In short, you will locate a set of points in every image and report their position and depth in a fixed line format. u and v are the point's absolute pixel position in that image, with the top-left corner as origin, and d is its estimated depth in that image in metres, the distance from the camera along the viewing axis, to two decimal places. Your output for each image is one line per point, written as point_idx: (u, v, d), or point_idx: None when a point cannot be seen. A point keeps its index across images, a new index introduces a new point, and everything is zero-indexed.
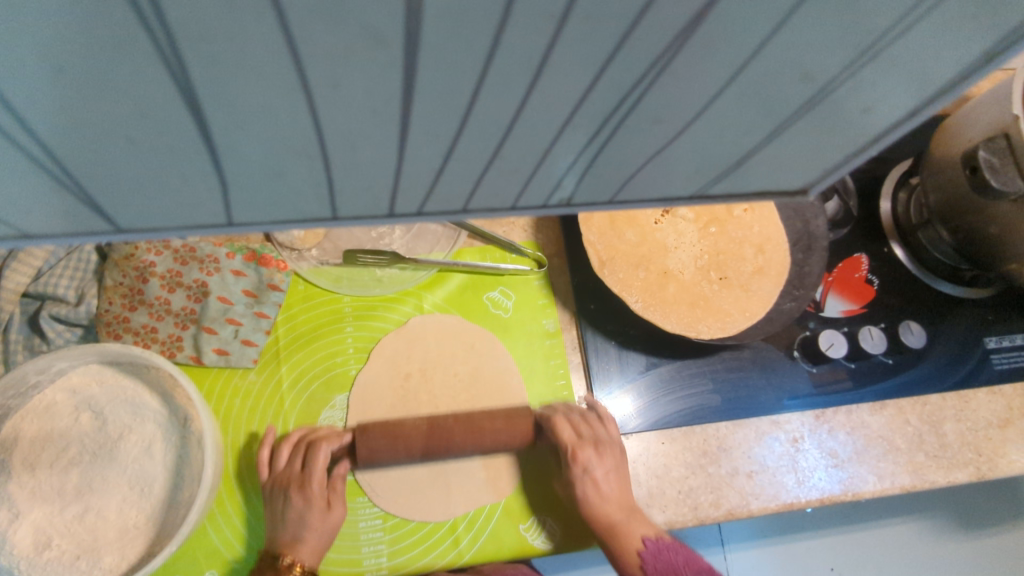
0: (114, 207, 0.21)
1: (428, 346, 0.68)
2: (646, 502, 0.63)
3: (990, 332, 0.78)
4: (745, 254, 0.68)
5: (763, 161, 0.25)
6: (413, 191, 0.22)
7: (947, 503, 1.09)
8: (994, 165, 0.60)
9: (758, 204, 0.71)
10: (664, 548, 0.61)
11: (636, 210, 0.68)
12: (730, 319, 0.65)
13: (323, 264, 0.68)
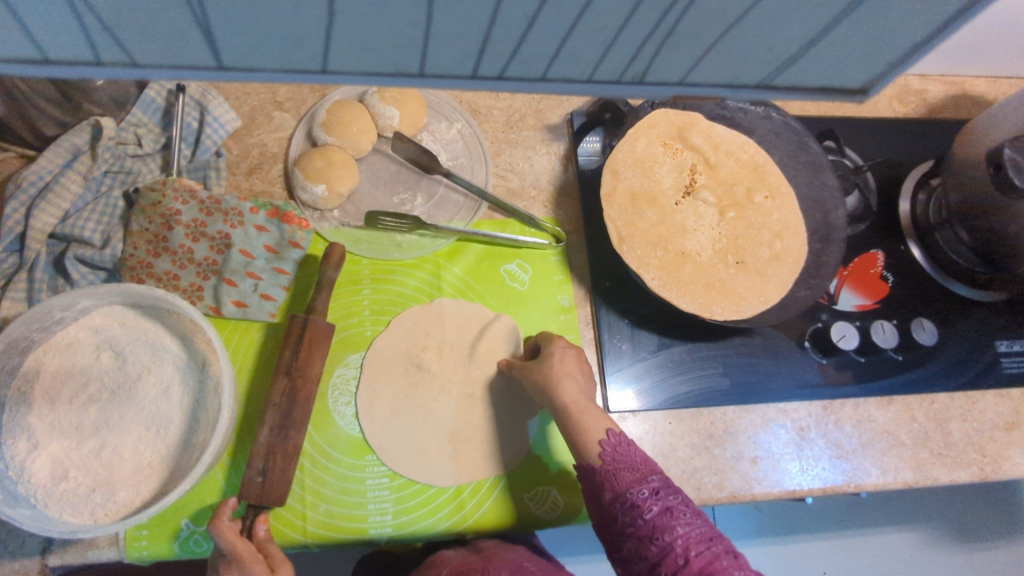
0: (223, 44, 0.22)
1: (442, 313, 0.68)
2: (623, 444, 0.57)
3: (1001, 336, 0.78)
4: (762, 239, 0.68)
5: (816, 61, 0.25)
6: (499, 52, 0.23)
7: (945, 514, 1.10)
8: (1017, 163, 0.61)
9: (779, 193, 0.70)
10: (643, 499, 0.53)
11: (657, 190, 0.69)
12: (744, 303, 0.65)
13: (344, 225, 0.69)
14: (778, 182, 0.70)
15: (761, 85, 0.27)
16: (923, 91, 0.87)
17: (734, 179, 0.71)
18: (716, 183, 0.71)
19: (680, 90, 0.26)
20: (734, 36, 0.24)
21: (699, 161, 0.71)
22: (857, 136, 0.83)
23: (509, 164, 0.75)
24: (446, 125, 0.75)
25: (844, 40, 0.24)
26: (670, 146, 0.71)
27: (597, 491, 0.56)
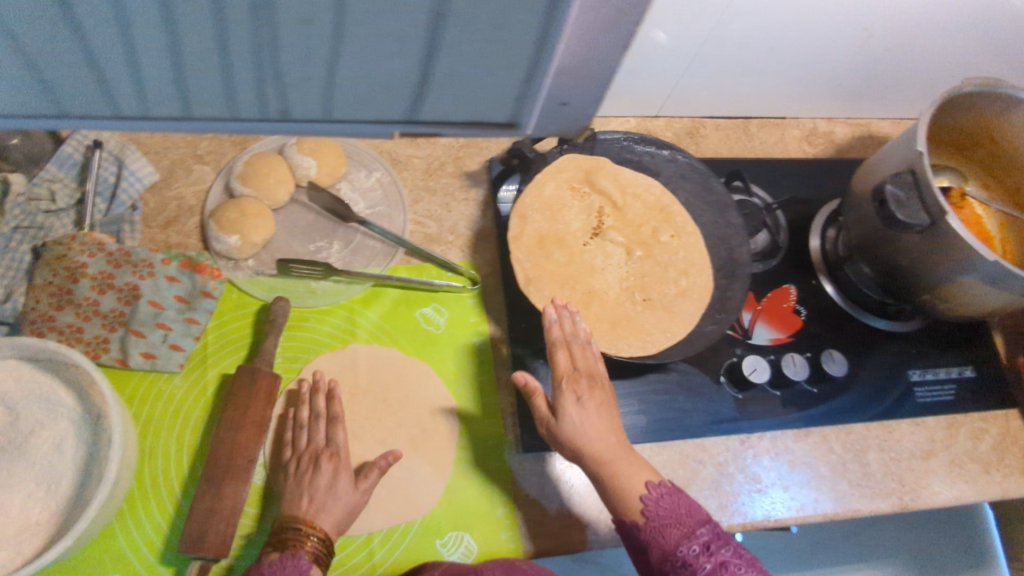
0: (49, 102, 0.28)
1: (356, 358, 0.69)
2: (667, 496, 0.54)
3: (914, 365, 0.80)
4: (669, 277, 0.70)
5: (444, 100, 0.28)
6: (209, 109, 0.29)
7: (901, 551, 1.08)
8: (899, 198, 0.64)
9: (685, 232, 0.73)
10: (695, 557, 0.50)
11: (565, 232, 0.71)
12: (650, 339, 0.67)
13: (258, 274, 0.70)
14: (684, 222, 0.73)
15: (410, 120, 0.29)
16: (830, 133, 0.93)
17: (642, 220, 0.73)
18: (624, 225, 0.73)
19: (333, 125, 0.29)
20: (354, 79, 0.27)
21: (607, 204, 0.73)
22: (768, 175, 0.86)
23: (428, 210, 0.77)
24: (364, 174, 0.77)
25: (446, 79, 0.27)
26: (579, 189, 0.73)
27: (639, 544, 0.53)
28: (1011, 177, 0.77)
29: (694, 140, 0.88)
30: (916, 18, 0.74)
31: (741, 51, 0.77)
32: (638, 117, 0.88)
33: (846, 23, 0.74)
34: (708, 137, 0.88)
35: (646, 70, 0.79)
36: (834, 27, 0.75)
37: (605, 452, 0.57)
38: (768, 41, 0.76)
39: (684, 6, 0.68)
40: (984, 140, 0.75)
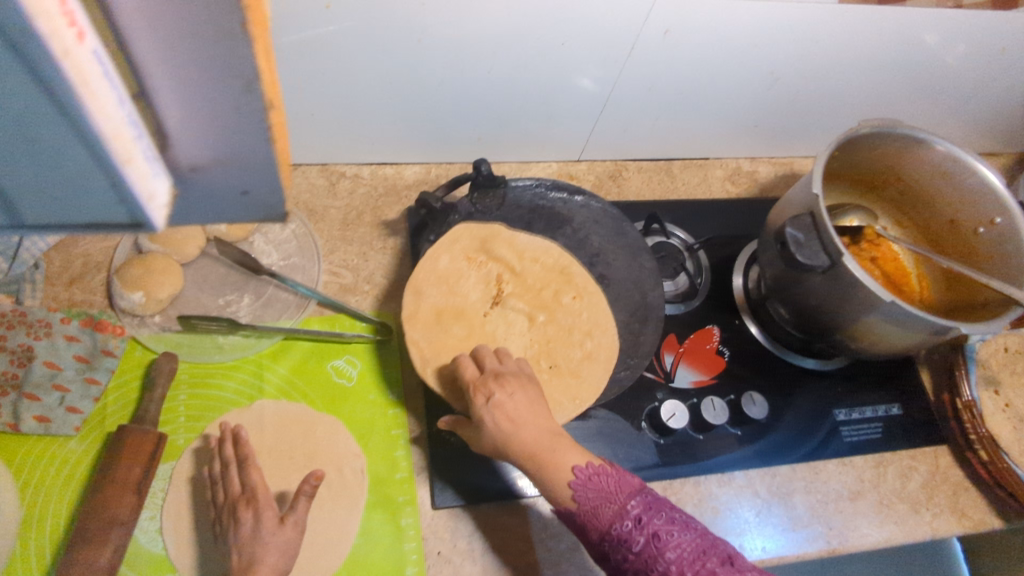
0: None
1: (263, 415, 0.67)
2: (596, 477, 0.54)
3: (840, 404, 0.79)
4: (573, 340, 0.70)
5: None
6: None
7: None
8: (799, 240, 0.64)
9: (587, 292, 0.72)
10: (628, 532, 0.51)
11: (464, 304, 0.69)
12: (558, 408, 0.65)
13: (165, 330, 0.69)
14: (584, 282, 0.72)
15: None
16: (754, 172, 0.96)
17: (541, 284, 0.73)
18: (524, 290, 0.72)
19: None
20: None
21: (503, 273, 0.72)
22: (690, 217, 0.87)
23: (344, 260, 0.77)
24: (280, 226, 0.76)
25: None
26: (476, 257, 0.72)
27: (577, 529, 0.54)
28: (920, 212, 0.79)
29: (617, 183, 0.90)
30: (813, 59, 0.79)
31: (652, 95, 0.80)
32: (561, 162, 0.90)
33: (747, 64, 0.77)
34: (630, 180, 0.90)
35: (561, 116, 0.81)
36: (737, 69, 0.78)
37: (531, 441, 0.55)
38: (676, 85, 0.79)
39: (586, 54, 0.71)
40: (892, 179, 0.78)
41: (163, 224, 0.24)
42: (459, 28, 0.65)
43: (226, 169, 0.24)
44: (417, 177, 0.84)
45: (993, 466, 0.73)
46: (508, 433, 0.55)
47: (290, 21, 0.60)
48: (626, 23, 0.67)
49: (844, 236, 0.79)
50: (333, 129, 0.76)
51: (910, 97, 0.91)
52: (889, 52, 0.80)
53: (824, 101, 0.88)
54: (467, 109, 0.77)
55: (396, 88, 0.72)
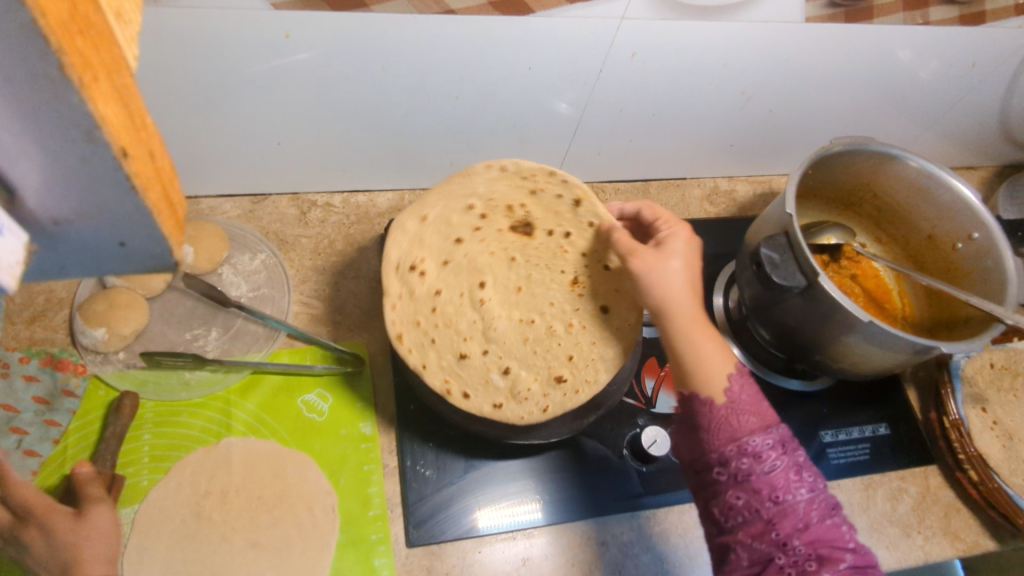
0: None
1: (230, 454, 0.64)
2: (747, 385, 0.53)
3: (826, 426, 0.78)
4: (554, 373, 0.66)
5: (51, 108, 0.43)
6: None
7: None
8: (774, 261, 0.63)
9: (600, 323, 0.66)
10: (768, 450, 0.49)
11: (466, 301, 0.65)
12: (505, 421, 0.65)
13: (129, 367, 0.67)
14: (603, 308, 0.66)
15: None
16: (732, 191, 0.95)
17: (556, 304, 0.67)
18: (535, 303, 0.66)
19: None
20: None
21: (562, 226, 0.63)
22: None
23: (315, 290, 0.75)
24: (249, 257, 0.75)
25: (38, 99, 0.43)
26: (495, 208, 0.62)
27: (702, 424, 0.52)
28: (899, 228, 0.78)
29: None
30: (784, 77, 0.78)
31: (624, 117, 0.79)
32: None
33: (718, 83, 0.77)
34: (606, 202, 0.89)
35: (534, 139, 0.80)
36: (707, 88, 0.78)
37: (688, 320, 0.55)
38: (648, 106, 0.78)
39: (556, 73, 0.70)
40: (868, 195, 0.77)
41: (15, 284, 0.23)
42: (424, 52, 0.64)
43: (94, 222, 0.24)
44: (390, 204, 0.83)
45: (983, 486, 0.72)
46: (664, 293, 0.55)
47: (251, 49, 0.59)
48: (593, 45, 0.67)
49: (823, 254, 0.78)
50: (301, 157, 0.75)
51: (884, 113, 0.91)
52: (859, 69, 0.80)
53: (798, 119, 0.88)
54: (438, 133, 0.76)
55: (364, 115, 0.71)
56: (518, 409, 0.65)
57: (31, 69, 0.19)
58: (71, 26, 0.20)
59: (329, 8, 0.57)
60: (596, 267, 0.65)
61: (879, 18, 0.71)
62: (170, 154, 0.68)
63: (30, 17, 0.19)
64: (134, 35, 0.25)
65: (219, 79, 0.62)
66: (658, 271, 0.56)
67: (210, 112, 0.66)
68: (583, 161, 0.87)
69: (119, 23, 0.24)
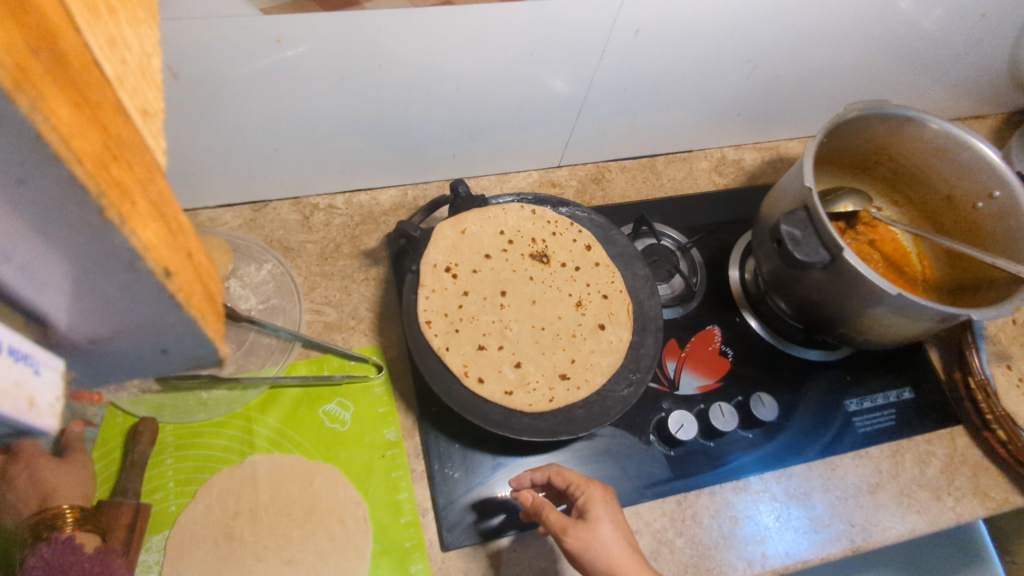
0: None
1: (255, 472, 0.64)
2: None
3: (851, 394, 0.77)
4: (571, 367, 0.66)
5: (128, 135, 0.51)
6: None
7: (893, 558, 1.02)
8: (796, 237, 0.61)
9: (616, 319, 0.68)
10: None
11: (487, 291, 0.68)
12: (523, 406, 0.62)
13: (144, 392, 0.65)
14: (617, 308, 0.69)
15: None
16: (739, 160, 0.93)
17: (569, 307, 0.69)
18: (550, 304, 0.69)
19: None
20: None
21: (579, 258, 0.71)
22: (679, 214, 0.84)
23: (325, 297, 0.73)
24: (255, 268, 0.73)
25: None
26: (522, 239, 0.71)
27: None
28: (915, 190, 0.76)
29: (601, 186, 0.87)
30: (791, 41, 0.76)
31: (628, 95, 0.77)
32: (541, 169, 0.86)
33: (723, 53, 0.74)
34: (614, 182, 0.87)
35: (536, 124, 0.78)
36: (713, 59, 0.75)
37: (627, 563, 0.54)
38: (654, 81, 0.76)
39: (560, 54, 0.67)
40: (883, 158, 0.75)
41: (54, 420, 0.24)
42: (421, 45, 0.61)
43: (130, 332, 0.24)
44: (394, 202, 0.81)
45: (1011, 445, 0.71)
46: (596, 551, 0.54)
47: (241, 57, 0.57)
48: (595, 25, 0.64)
49: (839, 221, 0.76)
50: (301, 159, 0.73)
51: (893, 68, 0.88)
52: (867, 26, 0.77)
53: (804, 82, 0.86)
54: (440, 124, 0.74)
55: (362, 112, 0.69)
56: (528, 398, 0.63)
57: (69, 211, 0.19)
58: (105, 154, 0.19)
59: (322, 10, 0.54)
60: (598, 295, 0.69)
61: None
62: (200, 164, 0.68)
63: (67, 169, 0.18)
64: (160, 130, 0.23)
65: (210, 89, 0.59)
66: (593, 534, 0.55)
67: (202, 125, 0.63)
68: (588, 143, 0.84)
69: (145, 119, 0.22)
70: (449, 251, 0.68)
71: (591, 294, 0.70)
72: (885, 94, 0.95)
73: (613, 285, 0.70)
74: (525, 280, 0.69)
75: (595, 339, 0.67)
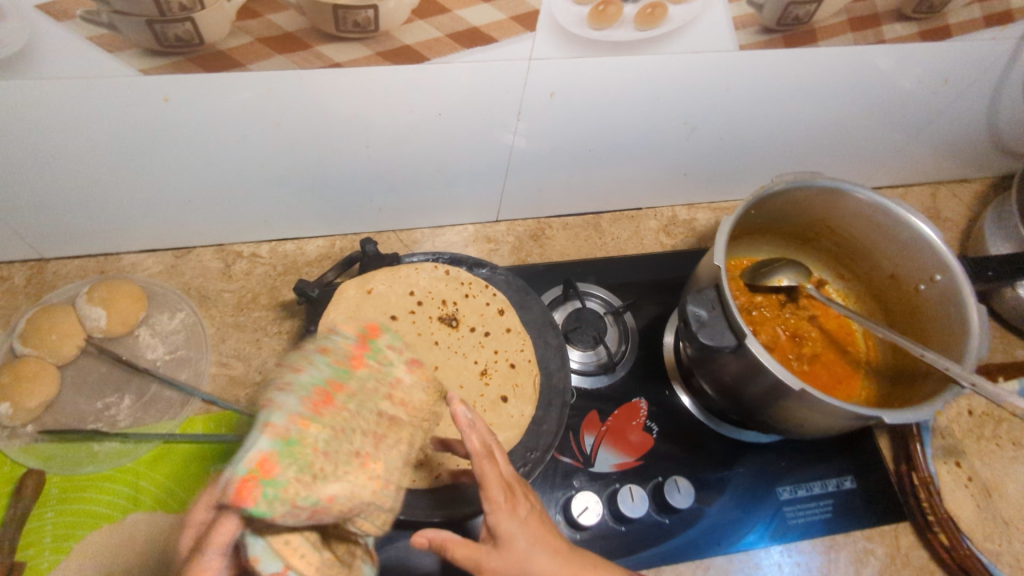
0: None
1: (135, 532, 0.62)
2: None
3: (785, 480, 0.72)
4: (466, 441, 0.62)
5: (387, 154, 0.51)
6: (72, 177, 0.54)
7: None
8: (701, 319, 0.57)
9: (521, 391, 0.65)
10: None
11: (387, 356, 0.66)
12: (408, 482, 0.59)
13: (38, 440, 0.65)
14: (523, 378, 0.66)
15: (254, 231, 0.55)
16: (691, 221, 0.90)
17: (473, 375, 0.66)
18: (454, 371, 0.66)
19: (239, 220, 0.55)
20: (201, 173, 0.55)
21: (489, 323, 0.69)
22: (616, 276, 0.81)
23: (235, 349, 0.72)
24: (168, 316, 0.73)
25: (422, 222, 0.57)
26: (432, 301, 0.69)
27: None
28: (859, 265, 0.72)
29: (539, 243, 0.84)
30: (730, 106, 0.72)
31: (558, 153, 0.74)
32: (478, 223, 0.85)
33: (656, 116, 0.71)
34: (552, 240, 0.84)
35: (464, 180, 0.76)
36: (646, 121, 0.72)
37: None
38: (584, 142, 0.73)
39: (473, 116, 0.65)
40: (825, 230, 0.71)
41: None
42: (321, 104, 0.60)
43: None
44: (320, 252, 0.80)
45: (956, 552, 0.66)
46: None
47: (131, 113, 0.56)
48: (505, 87, 0.62)
49: (778, 294, 0.72)
50: (221, 209, 0.73)
51: (856, 129, 0.83)
52: (816, 89, 0.72)
53: (756, 145, 0.82)
54: (360, 178, 0.73)
55: (275, 166, 0.68)
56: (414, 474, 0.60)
57: None
58: None
59: (204, 71, 0.53)
60: (505, 364, 0.67)
61: (825, 41, 0.62)
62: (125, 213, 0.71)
63: None
64: None
65: (106, 138, 0.59)
66: (512, 559, 0.46)
67: (108, 171, 0.64)
68: (526, 200, 0.82)
69: None
70: (352, 311, 0.67)
71: (498, 362, 0.67)
72: (852, 157, 0.90)
73: (521, 354, 0.67)
74: (431, 345, 0.67)
75: (496, 412, 0.64)
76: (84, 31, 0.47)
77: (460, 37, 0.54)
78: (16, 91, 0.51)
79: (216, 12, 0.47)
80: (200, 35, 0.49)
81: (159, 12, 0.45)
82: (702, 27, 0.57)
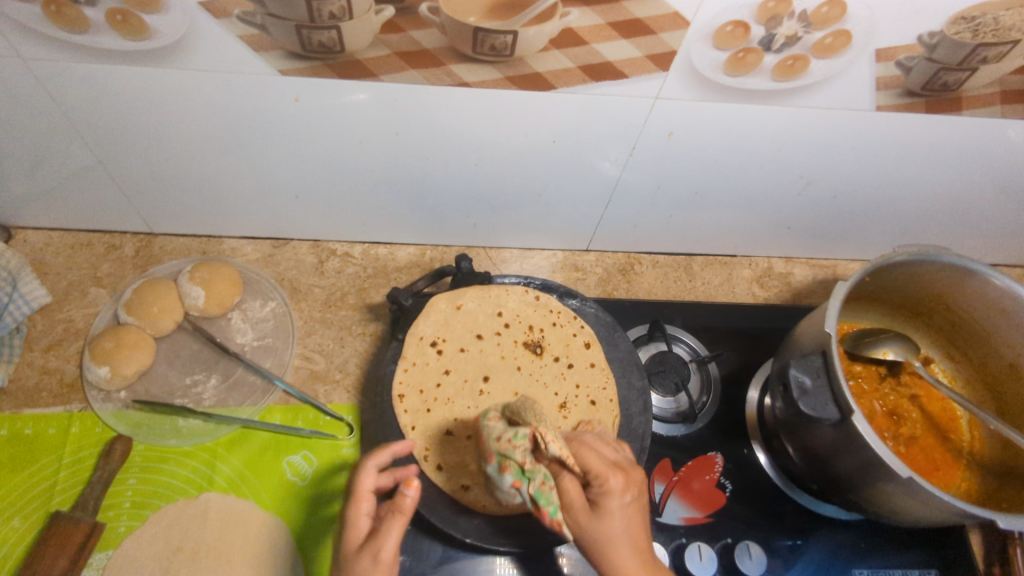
0: None
1: (207, 510, 0.63)
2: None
3: (862, 562, 0.68)
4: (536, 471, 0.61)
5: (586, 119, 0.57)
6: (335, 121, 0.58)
7: None
8: (804, 387, 0.55)
9: (598, 429, 0.63)
10: None
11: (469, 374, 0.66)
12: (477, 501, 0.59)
13: (128, 407, 0.68)
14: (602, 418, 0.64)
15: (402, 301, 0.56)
16: (787, 275, 0.88)
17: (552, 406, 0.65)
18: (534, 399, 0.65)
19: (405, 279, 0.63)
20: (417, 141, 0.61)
21: (575, 356, 0.68)
22: (703, 323, 0.79)
23: (319, 345, 0.74)
24: (260, 303, 0.76)
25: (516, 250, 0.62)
26: (519, 325, 0.69)
27: None
28: (974, 348, 0.67)
29: (627, 277, 0.84)
30: (852, 165, 0.69)
31: (663, 192, 0.73)
32: (567, 250, 0.85)
33: (772, 167, 0.69)
34: (641, 276, 0.84)
35: (563, 206, 0.76)
36: (760, 170, 0.70)
37: None
38: (691, 185, 0.72)
39: (587, 146, 0.65)
40: (940, 307, 0.67)
41: None
42: (441, 118, 0.60)
43: None
44: (410, 260, 0.82)
45: None
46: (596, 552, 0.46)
47: (260, 109, 0.58)
48: (626, 121, 0.61)
49: (878, 366, 0.68)
50: (325, 207, 0.75)
51: (986, 204, 0.78)
52: (950, 158, 0.68)
53: (871, 208, 0.78)
54: (463, 195, 0.74)
55: (384, 172, 0.69)
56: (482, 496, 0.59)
57: None
58: None
59: (337, 76, 0.54)
60: (586, 400, 0.65)
61: (971, 110, 0.59)
62: (235, 200, 0.73)
63: None
64: None
65: (237, 129, 0.61)
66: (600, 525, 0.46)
67: (230, 159, 0.66)
68: (621, 233, 0.82)
69: None
70: (440, 325, 0.67)
71: (579, 397, 0.66)
72: (971, 233, 0.85)
73: (604, 393, 0.65)
74: (513, 369, 0.66)
75: None
76: (236, 30, 0.49)
77: (591, 69, 0.53)
78: (165, 78, 0.53)
79: (362, 24, 0.48)
80: (342, 44, 0.50)
81: (310, 18, 0.46)
82: (842, 84, 0.55)
